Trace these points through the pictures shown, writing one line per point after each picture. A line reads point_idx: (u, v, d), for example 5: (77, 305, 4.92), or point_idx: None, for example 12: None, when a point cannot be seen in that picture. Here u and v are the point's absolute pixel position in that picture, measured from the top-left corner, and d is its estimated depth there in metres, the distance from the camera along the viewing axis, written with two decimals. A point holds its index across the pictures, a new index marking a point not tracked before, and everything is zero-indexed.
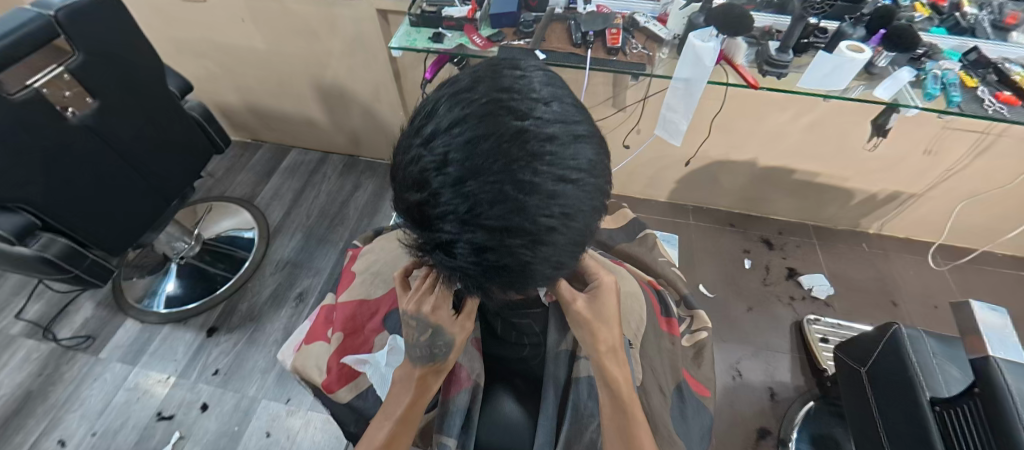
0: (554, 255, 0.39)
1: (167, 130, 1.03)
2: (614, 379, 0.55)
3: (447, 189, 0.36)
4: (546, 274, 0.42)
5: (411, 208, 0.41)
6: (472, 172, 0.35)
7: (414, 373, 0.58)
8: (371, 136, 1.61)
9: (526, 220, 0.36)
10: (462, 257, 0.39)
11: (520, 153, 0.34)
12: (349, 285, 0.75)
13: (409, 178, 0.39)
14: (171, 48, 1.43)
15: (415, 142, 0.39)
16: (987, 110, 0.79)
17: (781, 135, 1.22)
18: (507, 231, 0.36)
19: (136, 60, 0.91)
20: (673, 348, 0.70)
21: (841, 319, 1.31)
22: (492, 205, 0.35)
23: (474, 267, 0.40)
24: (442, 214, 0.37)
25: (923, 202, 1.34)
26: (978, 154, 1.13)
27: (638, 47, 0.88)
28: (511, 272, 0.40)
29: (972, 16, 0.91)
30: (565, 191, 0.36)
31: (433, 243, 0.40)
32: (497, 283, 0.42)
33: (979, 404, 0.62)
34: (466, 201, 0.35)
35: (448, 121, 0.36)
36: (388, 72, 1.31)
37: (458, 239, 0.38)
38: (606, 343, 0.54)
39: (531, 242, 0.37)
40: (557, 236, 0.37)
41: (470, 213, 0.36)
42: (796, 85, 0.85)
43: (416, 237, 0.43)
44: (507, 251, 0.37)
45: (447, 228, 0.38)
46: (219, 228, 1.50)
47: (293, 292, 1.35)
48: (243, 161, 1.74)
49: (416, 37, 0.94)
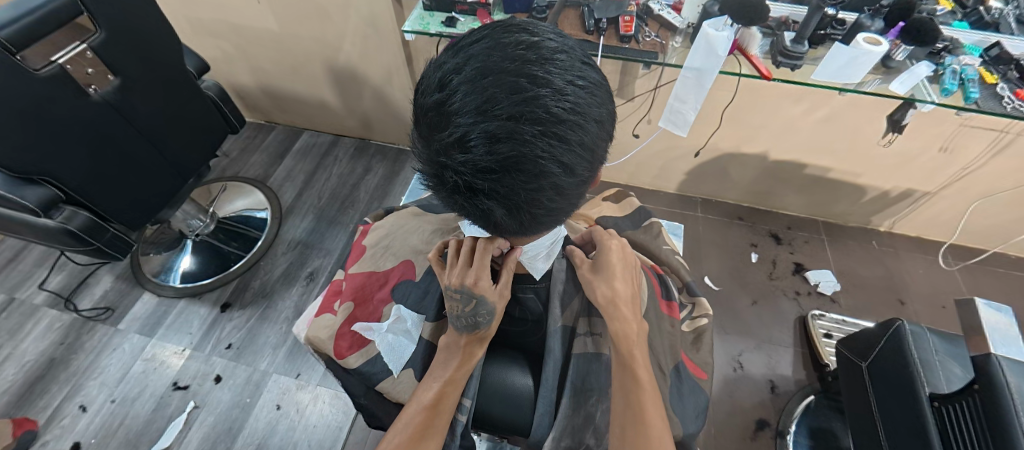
0: (568, 158, 0.37)
1: (184, 107, 1.05)
2: (625, 327, 0.59)
3: (465, 81, 0.35)
4: (558, 185, 0.38)
5: (425, 115, 0.39)
6: (490, 67, 0.35)
7: (461, 340, 0.62)
8: (383, 120, 1.62)
9: (540, 107, 0.34)
10: (474, 151, 0.36)
11: (534, 55, 0.36)
12: (359, 259, 0.77)
13: (429, 85, 0.38)
14: (188, 28, 1.45)
15: (434, 64, 0.40)
16: (1005, 107, 0.79)
17: (794, 128, 1.21)
18: (522, 117, 0.34)
19: (156, 40, 0.93)
20: (673, 330, 0.71)
21: (845, 315, 1.30)
22: (506, 94, 0.34)
23: (485, 165, 0.36)
24: (457, 103, 0.35)
25: (936, 201, 1.32)
26: (996, 152, 1.11)
27: (651, 36, 0.88)
28: (522, 173, 0.36)
29: (997, 11, 0.90)
30: (576, 92, 0.36)
31: (442, 145, 0.37)
32: (506, 191, 0.38)
33: (979, 401, 0.63)
34: (482, 90, 0.35)
35: (470, 38, 0.38)
36: (401, 56, 1.32)
37: (472, 129, 0.35)
38: (604, 295, 0.60)
39: (545, 134, 0.35)
40: (571, 132, 0.36)
41: (486, 102, 0.34)
42: (810, 77, 0.84)
43: (426, 153, 0.40)
44: (519, 141, 0.35)
45: (460, 119, 0.35)
46: (233, 208, 1.53)
47: (304, 272, 1.38)
48: (256, 142, 1.76)
49: (430, 21, 0.95)
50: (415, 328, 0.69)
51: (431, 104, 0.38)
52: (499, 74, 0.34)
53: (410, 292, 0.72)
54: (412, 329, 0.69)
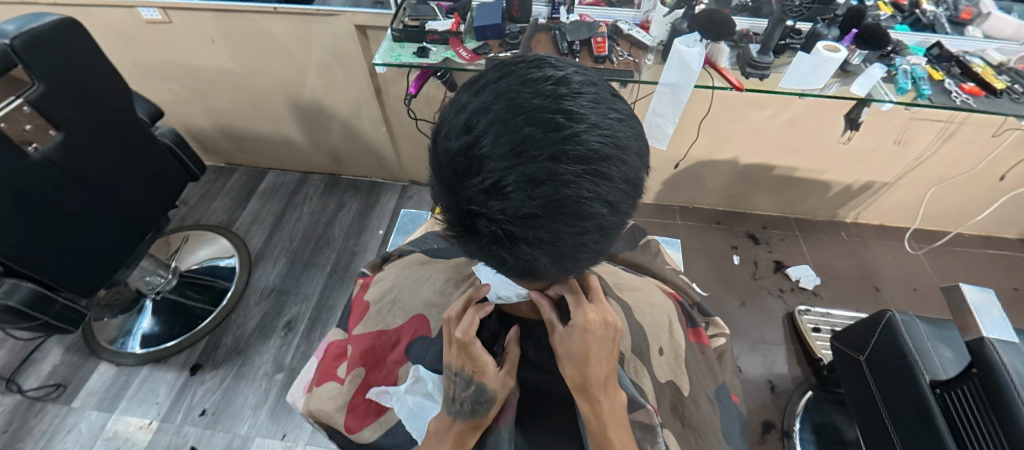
0: (620, 199, 0.26)
1: (138, 159, 0.98)
2: (599, 414, 0.42)
3: (482, 118, 0.24)
4: (611, 231, 0.27)
5: (439, 162, 0.27)
6: (504, 101, 0.24)
7: (453, 427, 0.47)
8: (353, 154, 1.58)
9: (580, 142, 0.23)
10: (511, 199, 0.24)
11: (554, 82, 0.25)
12: (362, 318, 0.72)
13: (439, 123, 0.27)
14: (136, 72, 1.37)
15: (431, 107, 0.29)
16: (955, 101, 0.84)
17: (761, 132, 1.26)
18: (565, 155, 0.23)
19: (102, 88, 0.86)
20: (707, 359, 0.67)
21: (828, 307, 1.35)
22: (534, 131, 0.23)
23: (523, 215, 0.24)
24: (483, 141, 0.23)
25: (895, 190, 1.40)
26: (944, 140, 1.19)
27: (623, 55, 0.89)
28: (568, 224, 0.25)
29: (931, 14, 0.98)
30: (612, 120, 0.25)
31: (467, 194, 0.25)
32: (547, 248, 0.27)
33: (979, 385, 0.67)
34: (511, 125, 0.23)
35: (485, 70, 0.28)
36: (369, 88, 1.29)
37: (504, 174, 0.23)
38: (575, 380, 0.42)
39: (595, 174, 0.24)
40: (620, 169, 0.25)
41: (518, 141, 0.23)
42: (778, 85, 0.87)
43: (444, 207, 0.28)
44: (563, 184, 0.23)
45: (487, 161, 0.23)
46: (196, 258, 1.43)
47: (281, 321, 1.29)
48: (217, 186, 1.66)
49: (401, 52, 0.93)
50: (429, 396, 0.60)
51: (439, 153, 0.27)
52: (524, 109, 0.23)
53: (426, 350, 0.65)
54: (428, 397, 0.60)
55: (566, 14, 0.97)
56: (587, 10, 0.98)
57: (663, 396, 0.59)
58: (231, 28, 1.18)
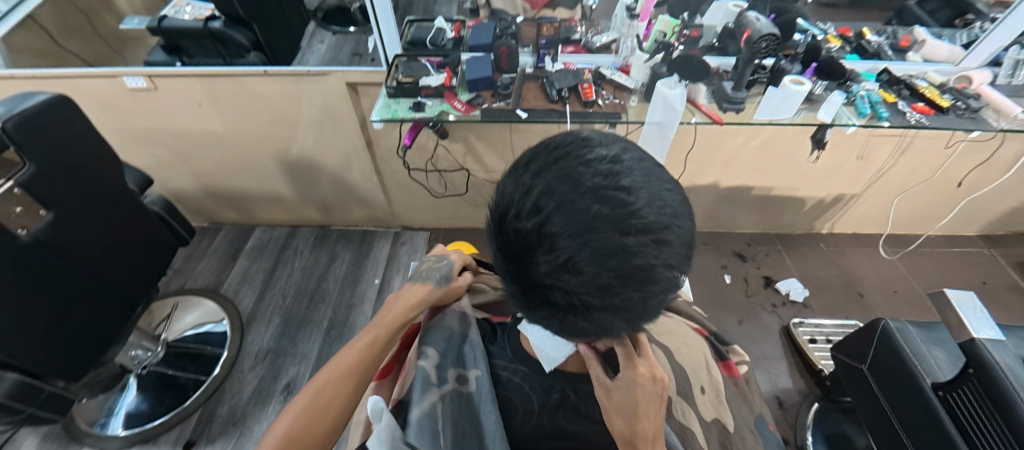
0: (678, 258, 0.28)
1: (128, 230, 0.95)
2: None
3: (549, 202, 0.27)
4: (673, 286, 0.30)
5: (510, 239, 0.30)
6: (567, 184, 0.27)
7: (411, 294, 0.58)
8: (343, 204, 1.58)
9: (640, 217, 0.26)
10: (586, 272, 0.27)
11: (607, 161, 0.28)
12: None
13: (506, 206, 0.30)
14: (117, 139, 1.35)
15: (497, 191, 0.33)
16: (910, 120, 0.93)
17: (736, 158, 1.34)
18: (632, 228, 0.26)
19: (95, 162, 0.84)
20: (741, 392, 0.68)
21: (820, 317, 1.40)
22: (599, 211, 0.26)
23: (598, 285, 0.27)
24: (554, 223, 0.27)
25: (863, 200, 1.50)
26: (901, 153, 1.30)
27: (609, 98, 0.95)
28: (637, 289, 0.28)
29: (876, 43, 1.10)
30: (664, 190, 0.28)
31: (543, 269, 0.28)
32: (617, 310, 0.29)
33: (978, 383, 0.70)
34: (579, 206, 0.26)
35: (537, 150, 0.31)
36: (360, 141, 1.31)
37: (579, 250, 0.26)
38: (622, 435, 0.43)
39: (658, 241, 0.27)
40: (678, 233, 0.28)
41: (588, 221, 0.26)
42: (754, 117, 0.94)
43: (518, 278, 0.32)
44: (631, 255, 0.26)
45: (561, 241, 0.27)
46: (182, 326, 1.36)
47: (279, 385, 1.24)
48: (202, 247, 1.62)
49: (397, 108, 0.96)
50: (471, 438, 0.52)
51: (509, 234, 0.30)
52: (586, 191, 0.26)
53: None
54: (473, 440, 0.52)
55: (550, 63, 1.03)
56: (570, 57, 1.04)
57: (710, 434, 0.60)
58: (219, 92, 1.19)
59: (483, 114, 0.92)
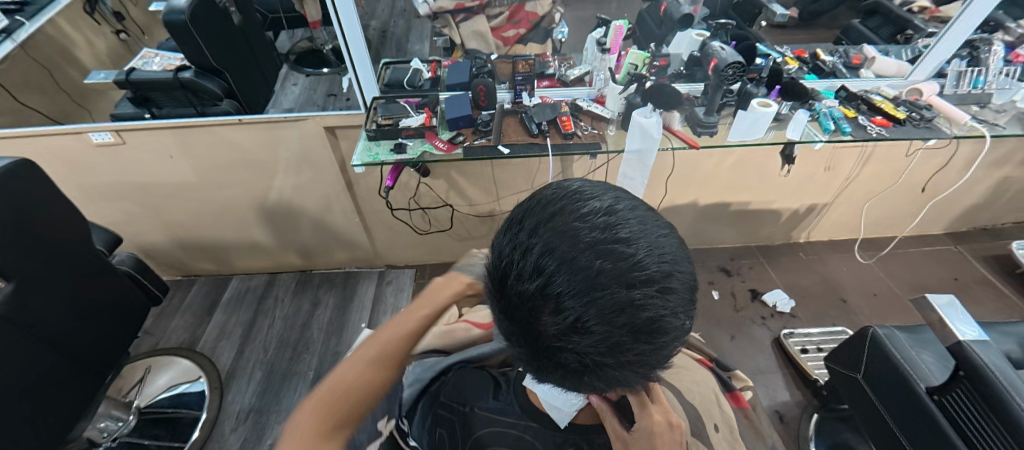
0: (684, 303, 0.28)
1: (96, 292, 0.89)
2: None
3: (550, 261, 0.27)
4: (682, 331, 0.29)
5: (513, 301, 0.29)
6: (565, 242, 0.27)
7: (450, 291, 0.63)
8: (325, 248, 1.54)
9: (642, 268, 0.26)
10: (596, 331, 0.26)
11: (599, 213, 0.28)
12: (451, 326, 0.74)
13: (505, 268, 0.29)
14: (81, 197, 1.29)
15: (493, 253, 0.32)
16: (871, 133, 0.99)
17: (712, 176, 1.38)
18: (637, 280, 0.25)
19: (62, 224, 0.80)
20: (750, 422, 0.67)
21: (808, 326, 1.42)
22: (600, 267, 0.26)
23: (610, 343, 0.27)
24: (557, 283, 0.26)
25: (834, 208, 1.56)
26: (865, 162, 1.37)
27: (587, 129, 0.97)
28: (650, 341, 0.27)
29: (831, 63, 1.17)
30: (660, 236, 0.28)
31: (551, 331, 0.28)
32: (630, 363, 0.28)
33: (969, 386, 0.71)
34: (581, 264, 0.26)
35: (528, 206, 0.31)
36: (339, 183, 1.30)
37: (587, 309, 0.26)
38: None
39: (663, 290, 0.26)
40: (680, 279, 0.27)
41: (591, 277, 0.26)
42: (727, 139, 0.98)
43: (525, 341, 0.31)
44: (639, 308, 0.26)
45: (567, 300, 0.26)
46: (154, 389, 1.27)
47: (263, 446, 1.17)
48: (174, 302, 1.54)
49: (378, 151, 0.95)
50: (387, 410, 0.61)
51: (513, 299, 0.30)
52: (584, 248, 0.26)
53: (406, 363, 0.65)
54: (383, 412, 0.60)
55: (528, 97, 1.05)
56: (546, 92, 1.07)
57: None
58: (191, 142, 1.16)
59: (465, 152, 0.92)
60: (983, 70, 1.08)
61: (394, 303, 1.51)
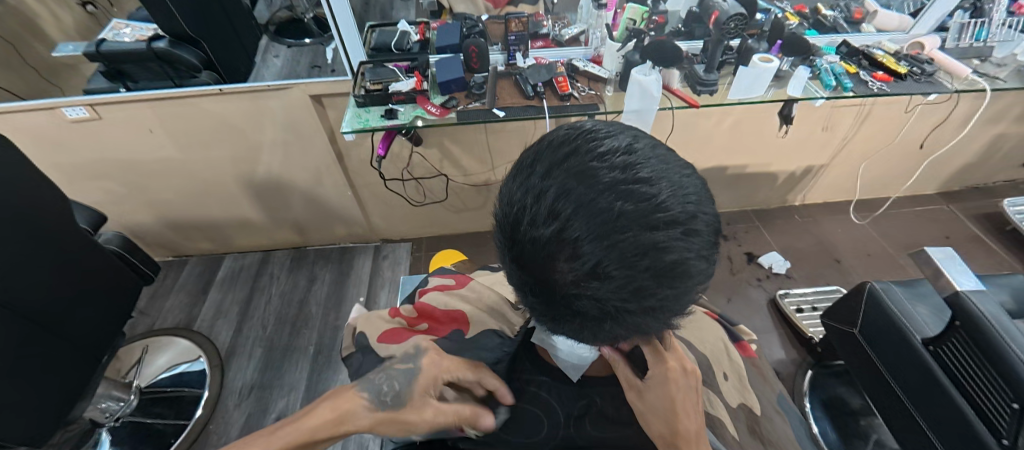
0: (709, 247, 0.26)
1: (84, 273, 0.87)
2: None
3: (569, 204, 0.24)
4: (705, 275, 0.28)
5: (526, 249, 0.28)
6: (582, 184, 0.24)
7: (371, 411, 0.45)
8: (318, 223, 1.51)
9: (666, 209, 0.24)
10: (616, 276, 0.25)
11: (617, 155, 0.26)
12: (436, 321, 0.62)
13: (517, 214, 0.27)
14: (61, 176, 1.25)
15: (505, 202, 0.30)
16: (873, 89, 0.96)
17: (710, 139, 1.35)
18: (660, 222, 0.24)
19: (41, 201, 0.77)
20: (758, 370, 0.68)
21: (804, 286, 1.44)
22: (621, 210, 0.24)
23: (632, 288, 0.25)
24: (575, 227, 0.24)
25: (830, 170, 1.55)
26: (862, 121, 1.36)
27: (585, 90, 0.94)
28: (673, 285, 0.26)
29: (831, 18, 1.13)
30: (683, 177, 0.26)
31: (568, 277, 0.26)
32: (652, 309, 0.27)
33: (965, 335, 0.73)
34: (600, 206, 0.24)
35: (540, 149, 0.28)
36: (330, 155, 1.26)
37: (607, 254, 0.24)
38: (661, 437, 0.44)
39: (688, 232, 0.24)
40: (705, 222, 0.26)
41: (611, 220, 0.24)
42: (727, 98, 0.95)
43: (539, 290, 0.29)
44: (663, 251, 0.24)
45: (585, 245, 0.24)
46: (155, 369, 1.27)
47: (269, 420, 1.17)
48: (168, 283, 1.52)
49: (368, 117, 0.91)
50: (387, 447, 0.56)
51: (529, 248, 0.28)
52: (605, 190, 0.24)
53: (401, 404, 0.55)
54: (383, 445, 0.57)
55: (522, 59, 1.01)
56: (541, 52, 1.03)
57: (738, 420, 0.59)
58: (171, 116, 1.11)
59: (459, 116, 0.89)
60: (986, 21, 1.04)
61: (391, 277, 1.50)
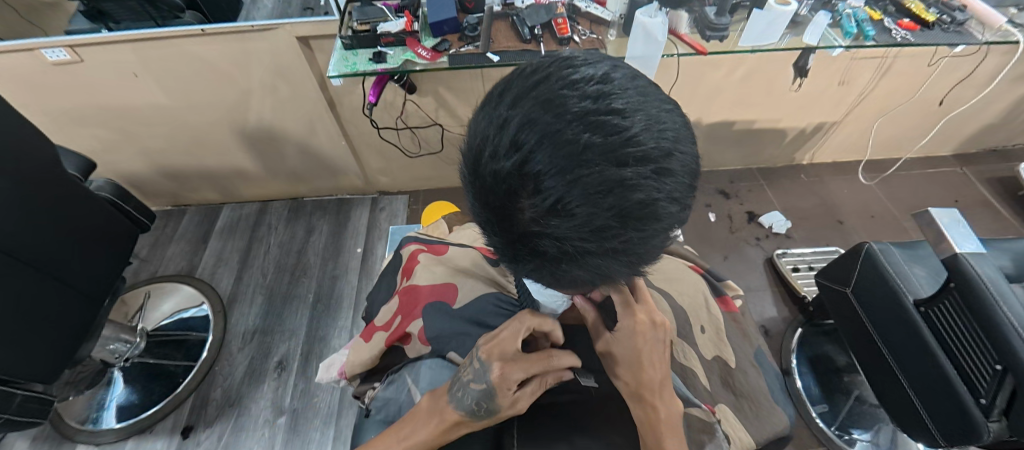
0: (682, 190, 0.25)
1: (77, 220, 0.87)
2: (653, 420, 0.42)
3: (533, 135, 0.23)
4: (676, 220, 0.27)
5: (487, 183, 0.26)
6: (549, 113, 0.22)
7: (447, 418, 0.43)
8: (314, 174, 1.49)
9: (640, 144, 0.22)
10: (579, 214, 0.23)
11: (594, 85, 0.23)
12: (411, 303, 0.58)
13: (481, 146, 0.26)
14: (49, 122, 1.22)
15: (472, 135, 0.28)
16: (895, 38, 0.89)
17: (719, 91, 1.29)
18: (630, 158, 0.22)
19: (27, 146, 0.75)
20: (738, 325, 0.68)
21: (802, 246, 1.43)
22: (589, 143, 0.22)
23: (594, 228, 0.24)
24: (538, 160, 0.22)
25: (842, 128, 1.49)
26: (881, 76, 1.28)
27: (586, 33, 0.88)
28: (639, 227, 0.24)
29: None
30: (664, 112, 0.24)
31: (529, 214, 0.25)
32: (616, 251, 0.26)
33: (958, 297, 0.72)
34: (566, 137, 0.22)
35: (511, 78, 0.26)
36: (321, 103, 1.22)
37: (570, 190, 0.23)
38: (627, 386, 0.45)
39: (659, 172, 0.23)
40: (682, 162, 0.24)
41: (577, 153, 0.22)
42: (737, 45, 0.89)
43: (501, 228, 0.28)
44: (630, 190, 0.22)
45: (547, 180, 0.23)
46: (161, 314, 1.31)
47: (271, 363, 1.22)
48: (168, 232, 1.53)
49: (356, 61, 0.87)
50: (419, 393, 0.49)
51: (492, 183, 0.26)
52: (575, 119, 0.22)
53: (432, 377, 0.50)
54: (413, 388, 0.50)
55: None
56: None
57: (712, 371, 0.60)
58: (155, 59, 1.07)
59: (451, 60, 0.84)
60: None
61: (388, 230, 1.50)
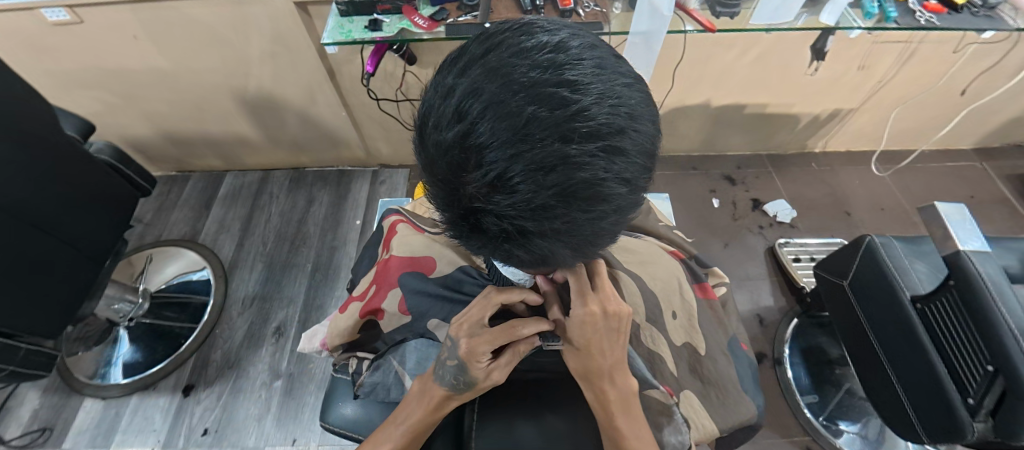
0: (631, 172, 0.25)
1: (78, 182, 0.88)
2: (602, 400, 0.46)
3: (482, 104, 0.23)
4: (625, 204, 0.27)
5: (434, 155, 0.27)
6: (498, 84, 0.23)
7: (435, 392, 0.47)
8: (314, 144, 1.49)
9: (588, 119, 0.23)
10: (520, 189, 0.24)
11: (549, 58, 0.24)
12: (387, 275, 0.59)
13: (433, 116, 0.26)
14: (51, 82, 1.22)
15: (428, 106, 0.28)
16: (919, 21, 0.84)
17: (730, 73, 1.24)
18: (575, 133, 0.22)
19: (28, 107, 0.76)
20: (715, 313, 0.68)
21: (805, 237, 1.40)
22: (535, 115, 0.22)
23: (535, 205, 0.24)
24: (483, 130, 0.23)
25: (859, 116, 1.43)
26: (904, 62, 1.22)
27: (590, 5, 0.84)
28: (582, 206, 0.25)
29: None
30: (620, 90, 0.24)
31: (472, 188, 0.25)
32: (560, 231, 0.26)
33: (956, 295, 0.69)
34: (511, 108, 0.22)
35: (472, 48, 0.26)
36: (321, 72, 1.20)
37: (512, 164, 0.23)
38: (578, 370, 0.47)
39: (606, 150, 0.23)
40: (633, 141, 0.24)
41: (521, 125, 0.22)
42: (749, 22, 0.85)
43: (450, 203, 0.28)
44: (573, 167, 0.23)
45: (490, 152, 0.23)
46: (164, 277, 1.34)
47: (269, 328, 1.25)
48: (172, 197, 1.55)
49: (351, 28, 0.85)
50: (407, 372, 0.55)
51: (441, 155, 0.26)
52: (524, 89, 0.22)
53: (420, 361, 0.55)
54: (400, 369, 0.55)
55: None
56: None
57: (681, 358, 0.61)
58: (154, 21, 1.05)
59: (448, 30, 0.81)
60: None
61: None
